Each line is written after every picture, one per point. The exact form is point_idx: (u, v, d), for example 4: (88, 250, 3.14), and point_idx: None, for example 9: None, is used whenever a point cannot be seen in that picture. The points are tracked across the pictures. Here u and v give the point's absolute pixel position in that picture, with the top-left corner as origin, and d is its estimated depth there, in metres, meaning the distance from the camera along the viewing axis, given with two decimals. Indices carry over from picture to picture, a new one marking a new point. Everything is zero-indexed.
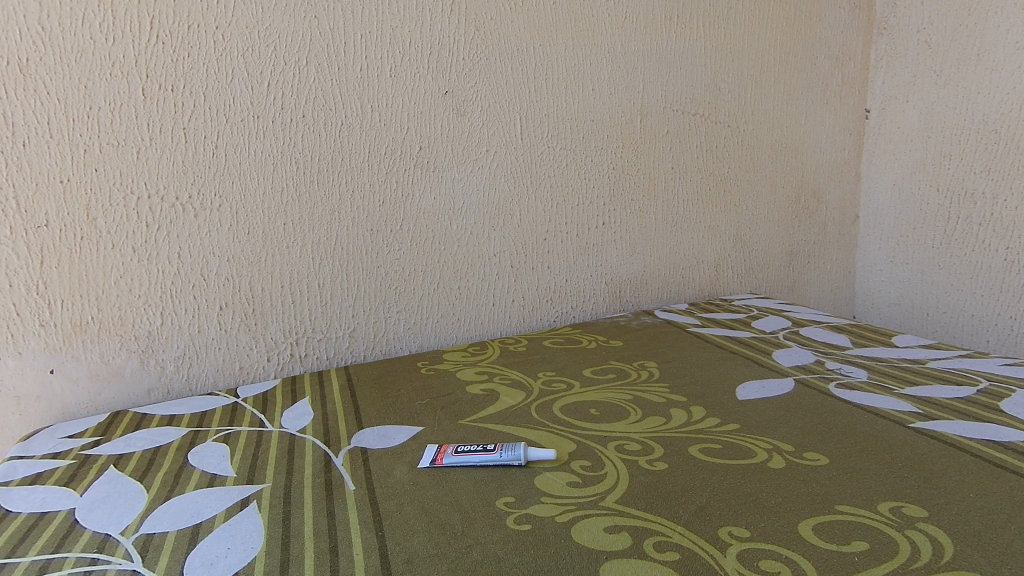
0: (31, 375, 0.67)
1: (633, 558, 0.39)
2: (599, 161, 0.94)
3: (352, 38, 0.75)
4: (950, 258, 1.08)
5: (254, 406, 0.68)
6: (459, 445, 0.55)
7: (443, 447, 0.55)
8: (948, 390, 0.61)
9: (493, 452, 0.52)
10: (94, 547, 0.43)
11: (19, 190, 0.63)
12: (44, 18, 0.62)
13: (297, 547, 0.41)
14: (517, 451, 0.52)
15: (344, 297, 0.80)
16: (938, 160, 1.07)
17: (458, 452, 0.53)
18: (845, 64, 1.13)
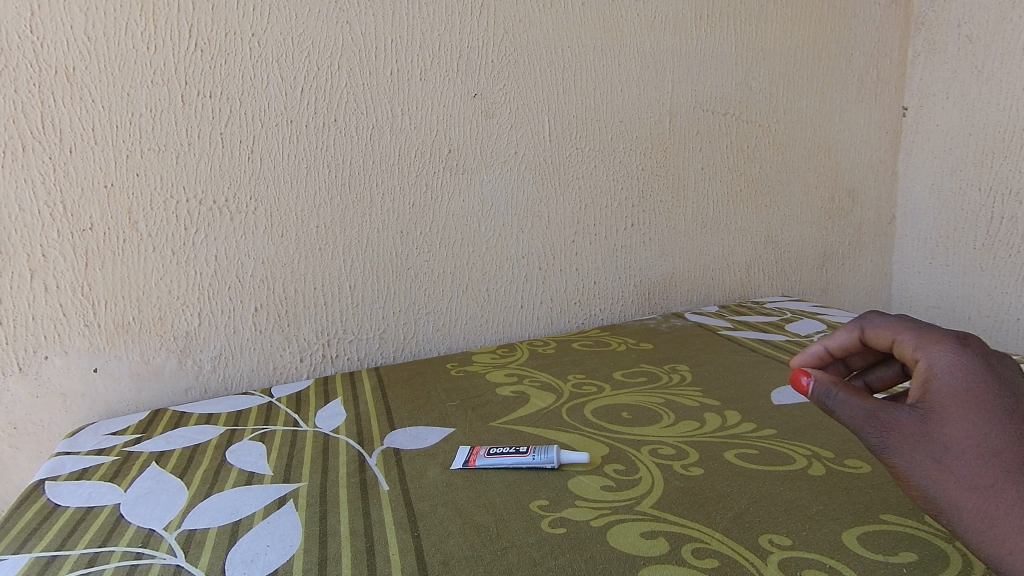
0: (76, 373, 0.69)
1: (671, 565, 0.38)
2: (629, 162, 0.93)
3: (382, 42, 0.76)
4: (994, 259, 1.05)
5: (289, 405, 0.69)
6: (491, 447, 0.55)
7: (475, 448, 0.55)
8: None
9: (526, 454, 0.52)
10: (140, 542, 0.44)
11: (65, 195, 0.66)
12: (90, 29, 0.64)
13: (334, 546, 0.42)
14: (550, 453, 0.52)
15: (375, 298, 0.81)
16: (980, 159, 1.04)
17: (491, 454, 0.53)
18: (881, 60, 1.11)
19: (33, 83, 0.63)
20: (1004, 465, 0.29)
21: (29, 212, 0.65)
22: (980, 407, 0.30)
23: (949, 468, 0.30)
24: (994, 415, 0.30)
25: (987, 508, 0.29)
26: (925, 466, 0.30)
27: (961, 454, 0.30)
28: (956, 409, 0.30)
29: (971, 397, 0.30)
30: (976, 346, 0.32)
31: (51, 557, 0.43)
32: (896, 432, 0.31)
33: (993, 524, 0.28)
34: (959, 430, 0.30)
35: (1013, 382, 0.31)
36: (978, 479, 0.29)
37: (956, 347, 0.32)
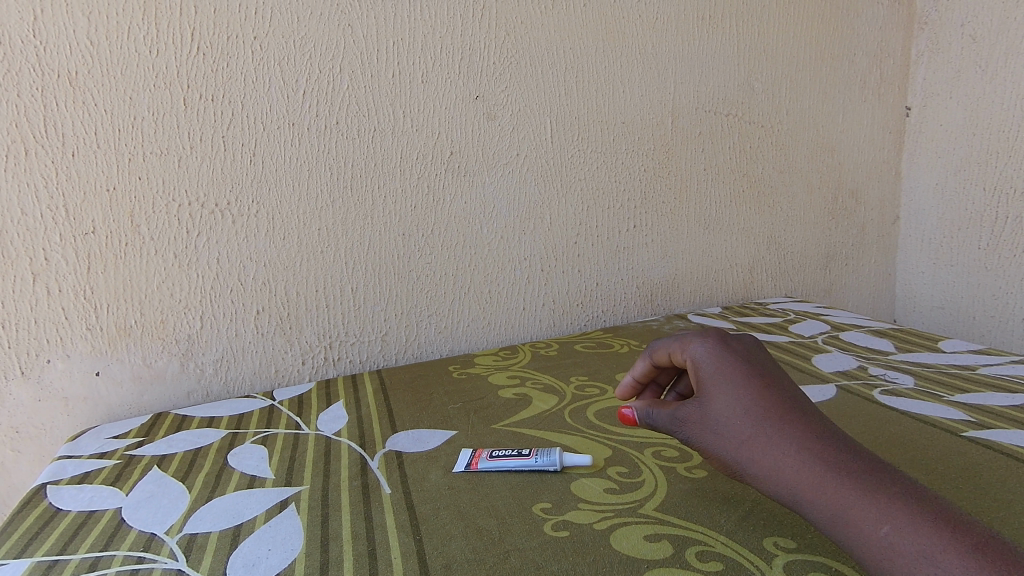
0: (78, 377, 0.69)
1: (675, 568, 0.38)
2: (631, 163, 0.93)
3: (384, 45, 0.76)
4: (999, 259, 1.04)
5: (290, 408, 0.69)
6: (494, 449, 0.54)
7: (477, 451, 0.54)
8: (1001, 397, 0.59)
9: (528, 456, 0.52)
10: (141, 545, 0.44)
11: (68, 198, 0.66)
12: (92, 33, 0.64)
13: (336, 550, 0.42)
14: (552, 456, 0.51)
15: (377, 301, 0.81)
16: (984, 159, 1.04)
17: (493, 457, 0.52)
18: (884, 60, 1.10)
19: (36, 87, 0.63)
20: (750, 420, 0.40)
21: (32, 216, 0.65)
22: (728, 380, 0.43)
23: (720, 430, 0.41)
24: (737, 383, 0.42)
25: (748, 452, 0.40)
26: (706, 434, 0.42)
27: (723, 419, 0.41)
28: (715, 388, 0.43)
29: (722, 376, 0.43)
30: (720, 343, 0.46)
31: (53, 561, 0.43)
32: (688, 418, 0.43)
33: (759, 466, 0.39)
34: (719, 401, 0.42)
35: (739, 358, 0.45)
36: (738, 433, 0.40)
37: (707, 347, 0.46)
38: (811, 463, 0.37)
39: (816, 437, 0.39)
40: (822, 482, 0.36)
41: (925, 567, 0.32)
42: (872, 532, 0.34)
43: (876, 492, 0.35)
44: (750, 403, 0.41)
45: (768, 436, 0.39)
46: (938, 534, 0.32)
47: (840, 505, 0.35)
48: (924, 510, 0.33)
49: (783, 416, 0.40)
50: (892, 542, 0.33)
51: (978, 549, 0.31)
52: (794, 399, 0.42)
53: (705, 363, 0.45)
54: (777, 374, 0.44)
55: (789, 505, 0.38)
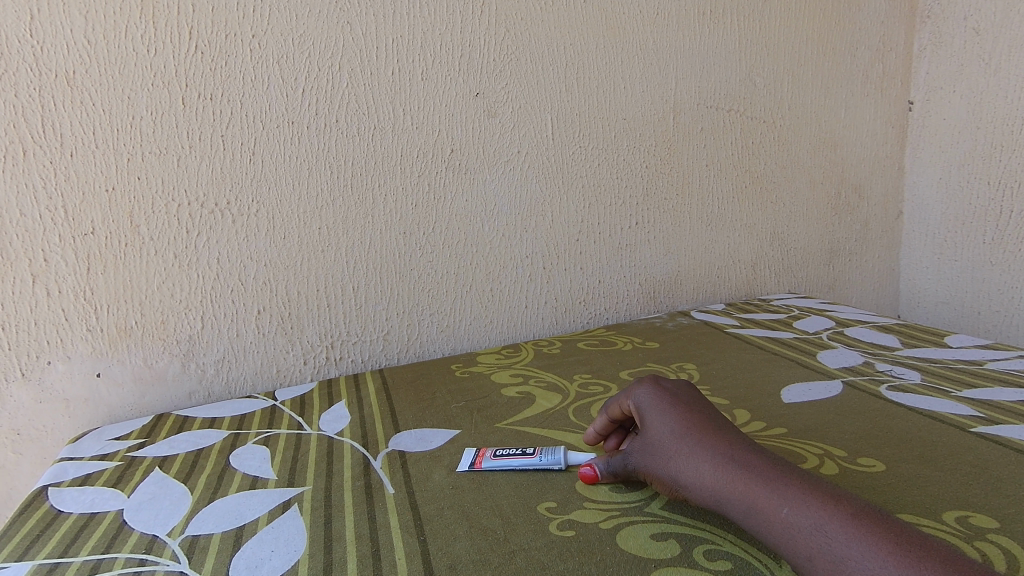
0: (79, 378, 0.69)
1: (682, 567, 0.38)
2: (633, 160, 0.93)
3: (384, 43, 0.76)
4: (1004, 254, 1.03)
5: (292, 408, 0.68)
6: (497, 449, 0.54)
7: (481, 450, 0.54)
8: (1010, 392, 0.58)
9: (533, 455, 0.51)
10: (143, 548, 0.44)
11: (67, 199, 0.65)
12: (90, 32, 0.64)
13: (339, 551, 0.41)
14: (556, 455, 0.51)
15: (378, 300, 0.81)
16: (988, 152, 1.03)
17: (497, 456, 0.52)
18: (887, 54, 1.09)
19: (33, 87, 0.63)
20: (675, 437, 0.44)
21: (31, 217, 0.64)
22: (657, 408, 0.47)
23: (653, 451, 0.44)
24: (665, 409, 0.46)
25: (674, 465, 0.43)
26: (645, 458, 0.45)
27: (655, 441, 0.45)
28: (648, 415, 0.47)
29: (653, 405, 0.47)
30: (654, 381, 0.50)
31: (54, 564, 0.42)
32: (631, 449, 0.47)
33: (685, 477, 0.42)
34: (652, 427, 0.46)
35: (668, 390, 0.49)
36: (667, 451, 0.44)
37: (645, 388, 0.49)
38: (724, 464, 0.40)
39: (730, 444, 0.42)
40: (734, 479, 0.39)
41: (817, 539, 0.34)
42: (774, 515, 0.36)
43: (777, 481, 0.38)
44: (674, 423, 0.45)
45: (690, 447, 0.42)
46: (828, 507, 0.35)
47: (749, 497, 0.38)
48: (817, 490, 0.36)
49: (703, 430, 0.43)
50: (791, 521, 0.35)
51: (860, 517, 0.33)
52: (718, 418, 0.45)
53: (642, 399, 0.48)
54: (702, 401, 0.48)
55: (713, 507, 0.40)
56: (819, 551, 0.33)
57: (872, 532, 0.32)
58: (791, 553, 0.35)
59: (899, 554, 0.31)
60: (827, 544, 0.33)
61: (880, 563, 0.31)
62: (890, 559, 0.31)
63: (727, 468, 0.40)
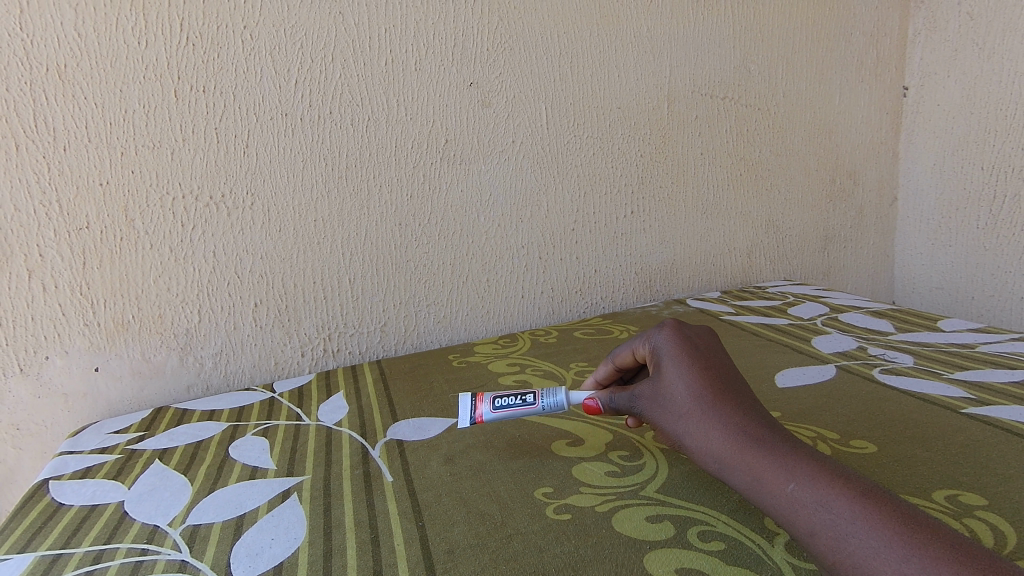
0: (77, 373, 0.69)
1: (677, 548, 0.38)
2: (628, 148, 0.93)
3: (376, 32, 0.75)
4: (997, 239, 1.04)
5: (290, 400, 0.69)
6: (494, 393, 0.51)
7: (474, 398, 0.52)
8: (1002, 374, 0.59)
9: (534, 405, 0.50)
10: (144, 538, 0.44)
11: (61, 194, 0.65)
12: (79, 25, 0.63)
13: (338, 538, 0.42)
14: (559, 398, 0.50)
15: (375, 291, 0.81)
16: (982, 137, 1.04)
17: (497, 408, 0.50)
18: (881, 39, 1.09)
19: (24, 81, 0.62)
20: (688, 395, 0.42)
21: (25, 212, 0.64)
22: (675, 359, 0.45)
23: (664, 404, 0.43)
24: (684, 364, 0.45)
25: (682, 424, 0.41)
26: (654, 410, 0.44)
27: (669, 396, 0.43)
28: (666, 366, 0.45)
29: (673, 357, 0.46)
30: (678, 332, 0.49)
31: (55, 555, 0.43)
32: (641, 396, 0.46)
33: (691, 439, 0.41)
34: (667, 379, 0.44)
35: (689, 340, 0.47)
36: (678, 408, 0.42)
37: (667, 338, 0.48)
38: (735, 432, 0.39)
39: (743, 413, 0.40)
40: (743, 449, 0.38)
41: (821, 516, 0.32)
42: (779, 489, 0.35)
43: (787, 457, 0.36)
44: (691, 381, 0.43)
45: (701, 409, 0.41)
46: (836, 486, 0.33)
47: (755, 470, 0.36)
48: (826, 468, 0.35)
49: (717, 393, 0.42)
50: (796, 497, 0.34)
51: (869, 496, 0.32)
52: (735, 381, 0.44)
53: (662, 349, 0.47)
54: (721, 357, 0.46)
55: (714, 473, 0.39)
56: (821, 528, 0.32)
57: (881, 514, 0.31)
58: (790, 527, 0.34)
59: (906, 537, 0.30)
60: (831, 521, 0.32)
61: (885, 544, 0.30)
62: (897, 540, 0.30)
63: (737, 437, 0.38)
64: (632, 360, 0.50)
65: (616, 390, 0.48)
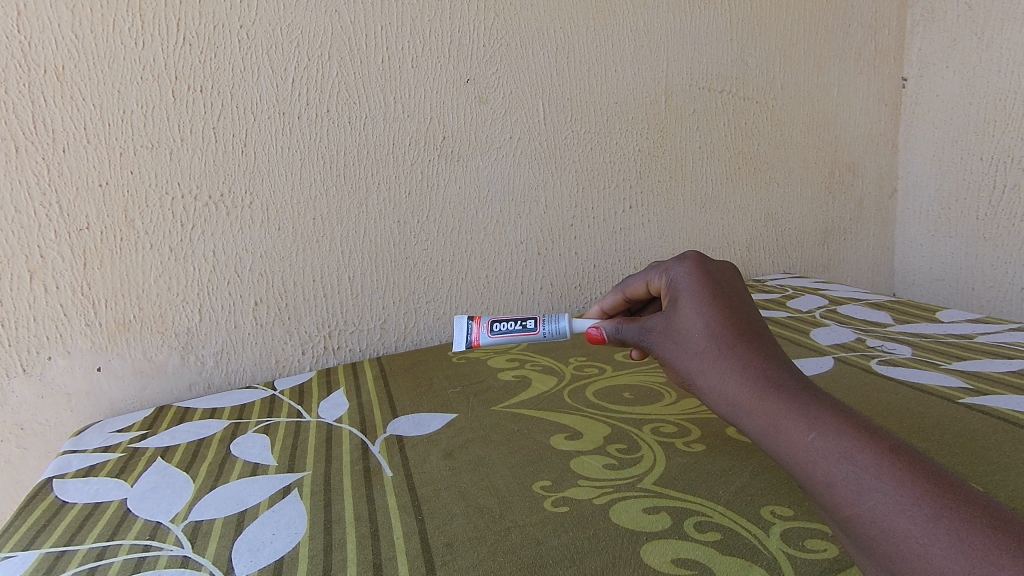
0: (79, 373, 0.69)
1: (673, 539, 0.39)
2: (625, 143, 0.93)
3: (372, 30, 0.76)
4: (997, 229, 1.04)
5: (291, 397, 0.69)
6: (492, 319, 0.56)
7: (478, 323, 0.57)
8: (999, 364, 0.59)
9: (536, 332, 0.56)
10: (147, 534, 0.45)
11: (61, 195, 0.66)
12: (76, 26, 0.64)
13: (338, 532, 0.42)
14: (561, 327, 0.55)
15: (374, 289, 0.81)
16: (981, 128, 1.04)
17: (499, 334, 0.56)
18: (879, 31, 1.09)
19: (22, 83, 0.62)
20: (707, 335, 0.41)
21: (25, 213, 0.64)
22: (695, 296, 0.43)
23: (679, 343, 0.42)
24: (705, 303, 0.43)
25: (698, 365, 0.40)
26: (667, 347, 0.43)
27: (686, 334, 0.42)
28: (684, 304, 0.44)
29: (694, 296, 0.44)
30: (701, 268, 0.46)
31: (60, 552, 0.43)
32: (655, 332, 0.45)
33: (707, 381, 0.39)
34: (685, 318, 0.43)
35: (712, 278, 0.45)
36: (695, 348, 0.41)
37: (689, 274, 0.46)
38: (754, 377, 0.37)
39: (764, 358, 0.39)
40: (762, 395, 0.36)
41: (843, 468, 0.31)
42: (798, 438, 0.33)
43: (809, 406, 0.35)
44: (712, 321, 0.41)
45: (720, 351, 0.40)
46: (862, 439, 0.32)
47: (774, 417, 0.35)
48: (851, 420, 0.33)
49: (738, 335, 0.40)
50: (816, 447, 0.32)
51: (896, 453, 0.31)
52: (757, 323, 0.42)
53: (683, 287, 0.45)
54: (742, 297, 0.44)
55: (729, 418, 0.38)
56: (841, 479, 0.31)
57: (908, 471, 0.30)
58: (805, 476, 0.33)
59: (934, 496, 0.29)
60: (853, 473, 0.31)
61: (910, 502, 0.29)
62: (924, 498, 0.29)
63: (756, 383, 0.37)
64: (644, 292, 0.52)
65: (625, 320, 0.47)
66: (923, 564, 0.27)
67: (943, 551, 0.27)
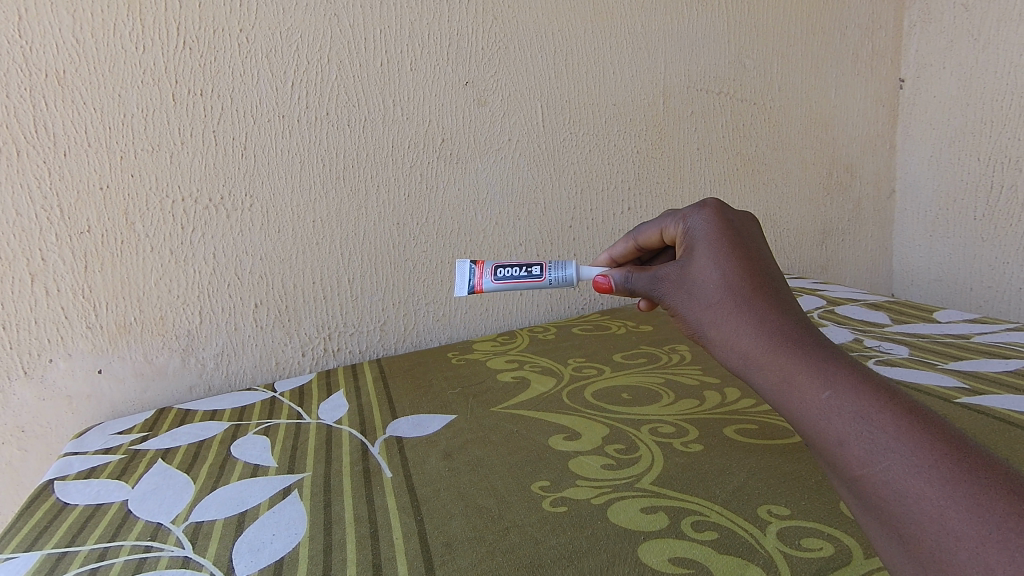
0: (80, 375, 0.70)
1: (671, 538, 0.39)
2: (624, 145, 0.93)
3: (371, 34, 0.76)
4: (995, 230, 1.05)
5: (291, 399, 0.69)
6: (496, 264, 0.58)
7: (481, 268, 0.59)
8: (996, 364, 0.60)
9: (540, 277, 0.57)
10: (148, 535, 0.45)
11: (62, 198, 0.66)
12: (77, 31, 0.64)
13: (338, 532, 0.43)
14: (567, 273, 0.57)
15: (374, 291, 0.82)
16: (979, 128, 1.04)
17: (501, 279, 0.58)
18: (876, 32, 1.09)
19: (24, 87, 0.63)
20: (721, 285, 0.38)
21: (26, 217, 0.65)
22: (711, 244, 0.40)
23: (692, 293, 0.39)
24: (723, 252, 0.39)
25: (709, 316, 0.37)
26: (679, 298, 0.40)
27: (699, 284, 0.39)
28: (700, 253, 0.40)
29: (710, 244, 0.40)
30: (721, 215, 0.43)
31: (61, 553, 0.44)
32: (666, 281, 0.42)
33: (716, 332, 0.37)
34: (699, 266, 0.40)
35: (731, 226, 0.42)
36: (707, 298, 0.38)
37: (706, 220, 0.42)
38: (769, 329, 0.34)
39: (781, 310, 0.36)
40: (776, 348, 0.33)
41: (858, 427, 0.29)
42: (812, 394, 0.31)
43: (826, 361, 0.32)
44: (727, 271, 0.38)
45: (734, 301, 0.37)
46: (880, 399, 0.30)
47: (787, 371, 0.32)
48: (870, 378, 0.31)
49: (755, 285, 0.37)
50: (832, 404, 0.30)
51: (915, 414, 0.29)
52: (774, 274, 0.39)
53: (700, 235, 0.42)
54: (761, 246, 0.41)
55: (737, 371, 0.35)
56: (854, 438, 0.29)
57: (928, 433, 0.28)
58: (815, 434, 0.30)
59: (953, 459, 0.27)
60: (868, 433, 0.29)
61: (928, 464, 0.27)
62: (943, 461, 0.27)
63: (770, 334, 0.34)
64: (657, 239, 0.50)
65: (635, 270, 0.46)
66: (936, 528, 0.26)
67: (958, 515, 0.26)
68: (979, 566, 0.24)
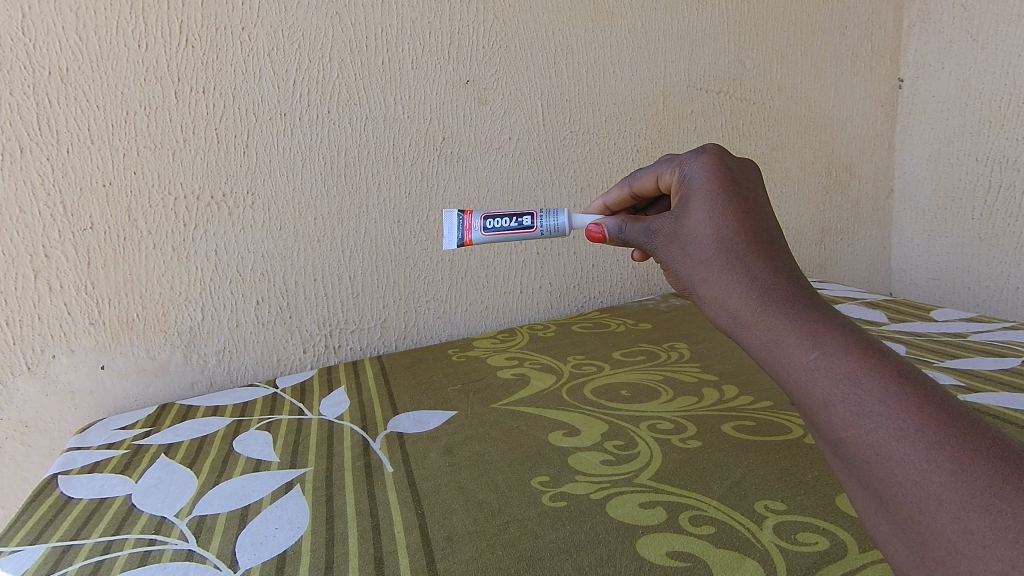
0: (84, 371, 0.70)
1: (668, 532, 0.39)
2: (623, 144, 0.94)
3: (373, 32, 0.76)
4: (993, 230, 1.06)
5: (293, 395, 0.70)
6: (485, 216, 0.60)
7: (470, 219, 0.60)
8: (991, 362, 0.60)
9: (533, 229, 0.59)
10: (152, 529, 0.45)
11: (65, 196, 0.66)
12: (81, 29, 0.64)
13: (341, 526, 0.43)
14: (561, 222, 0.58)
15: (375, 288, 0.82)
16: (978, 128, 1.05)
17: (491, 232, 0.60)
18: (875, 32, 1.09)
19: (27, 85, 0.63)
20: (714, 242, 0.38)
21: (30, 213, 0.65)
22: (707, 197, 0.40)
23: (686, 248, 0.40)
24: (718, 205, 0.39)
25: (701, 272, 0.38)
26: (673, 253, 0.41)
27: (692, 239, 0.39)
28: (695, 206, 0.40)
29: (707, 197, 0.40)
30: (720, 163, 0.43)
31: (66, 546, 0.44)
32: (661, 233, 0.43)
33: (708, 288, 0.37)
34: (693, 222, 0.40)
35: (730, 176, 0.42)
36: (700, 254, 0.38)
37: (704, 170, 0.42)
38: (760, 287, 0.35)
39: (774, 267, 0.36)
40: (766, 307, 0.34)
41: (845, 389, 0.29)
42: (800, 355, 0.31)
43: (816, 321, 0.32)
44: (722, 225, 0.38)
45: (726, 257, 0.37)
46: (869, 361, 0.30)
47: (775, 331, 0.33)
48: (860, 340, 0.31)
49: (749, 241, 0.37)
50: (819, 365, 0.31)
51: (903, 377, 0.29)
52: (770, 226, 0.39)
53: (696, 187, 0.42)
54: (759, 198, 0.41)
55: (727, 329, 0.36)
56: (841, 399, 0.29)
57: (915, 396, 0.28)
58: (801, 395, 0.31)
59: (939, 423, 0.27)
60: (856, 395, 0.29)
61: (914, 427, 0.27)
62: (929, 425, 0.27)
63: (761, 293, 0.34)
64: (652, 185, 0.50)
65: (627, 221, 0.48)
66: (918, 492, 0.27)
67: (941, 479, 0.26)
68: (959, 531, 0.25)
